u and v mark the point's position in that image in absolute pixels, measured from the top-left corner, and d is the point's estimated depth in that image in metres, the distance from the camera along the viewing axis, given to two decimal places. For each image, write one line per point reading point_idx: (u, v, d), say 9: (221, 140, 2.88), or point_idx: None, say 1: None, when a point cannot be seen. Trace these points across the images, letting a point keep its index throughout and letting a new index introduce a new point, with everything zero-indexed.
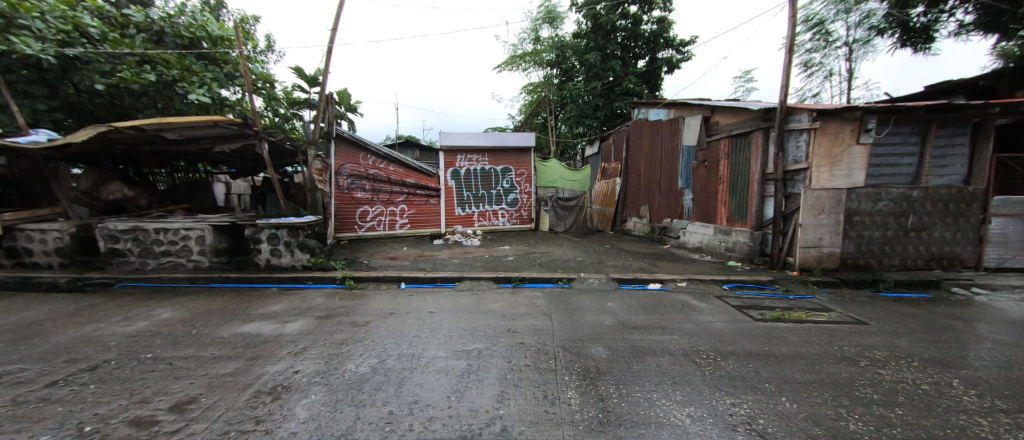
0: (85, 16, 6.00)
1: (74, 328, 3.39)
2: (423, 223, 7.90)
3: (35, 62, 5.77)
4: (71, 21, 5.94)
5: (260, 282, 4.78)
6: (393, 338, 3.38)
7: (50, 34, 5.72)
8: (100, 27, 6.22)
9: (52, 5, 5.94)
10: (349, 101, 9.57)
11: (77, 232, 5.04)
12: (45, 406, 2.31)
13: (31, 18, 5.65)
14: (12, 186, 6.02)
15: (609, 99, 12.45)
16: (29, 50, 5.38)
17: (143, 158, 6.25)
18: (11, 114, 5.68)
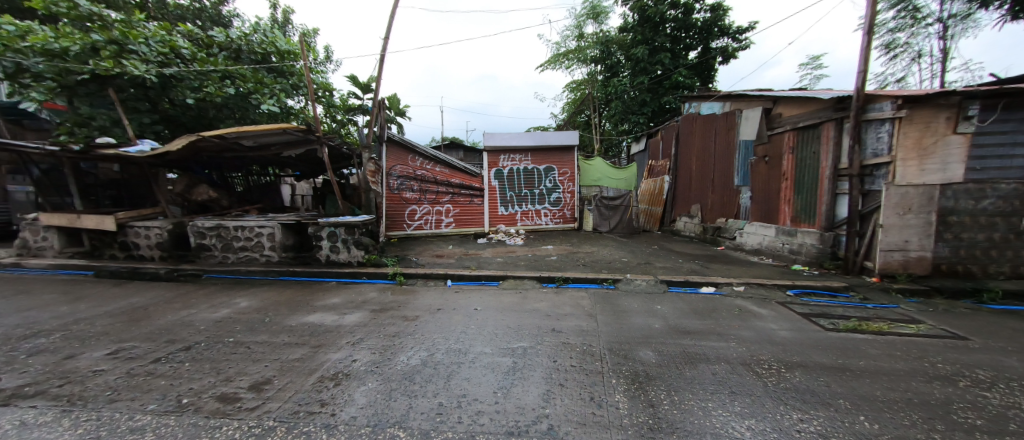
0: (179, 39, 6.80)
1: (171, 313, 3.89)
2: (467, 222, 8.10)
3: (141, 81, 6.68)
4: (169, 44, 6.78)
5: (322, 276, 5.17)
6: (442, 333, 3.50)
7: (153, 56, 6.58)
8: (190, 48, 7.04)
9: (153, 31, 6.81)
10: (399, 106, 10.05)
11: (173, 229, 5.76)
12: (152, 379, 2.68)
13: (138, 43, 6.53)
14: (123, 189, 7.02)
15: (658, 93, 11.90)
16: (137, 71, 6.23)
17: (224, 163, 7.01)
18: (123, 127, 6.62)
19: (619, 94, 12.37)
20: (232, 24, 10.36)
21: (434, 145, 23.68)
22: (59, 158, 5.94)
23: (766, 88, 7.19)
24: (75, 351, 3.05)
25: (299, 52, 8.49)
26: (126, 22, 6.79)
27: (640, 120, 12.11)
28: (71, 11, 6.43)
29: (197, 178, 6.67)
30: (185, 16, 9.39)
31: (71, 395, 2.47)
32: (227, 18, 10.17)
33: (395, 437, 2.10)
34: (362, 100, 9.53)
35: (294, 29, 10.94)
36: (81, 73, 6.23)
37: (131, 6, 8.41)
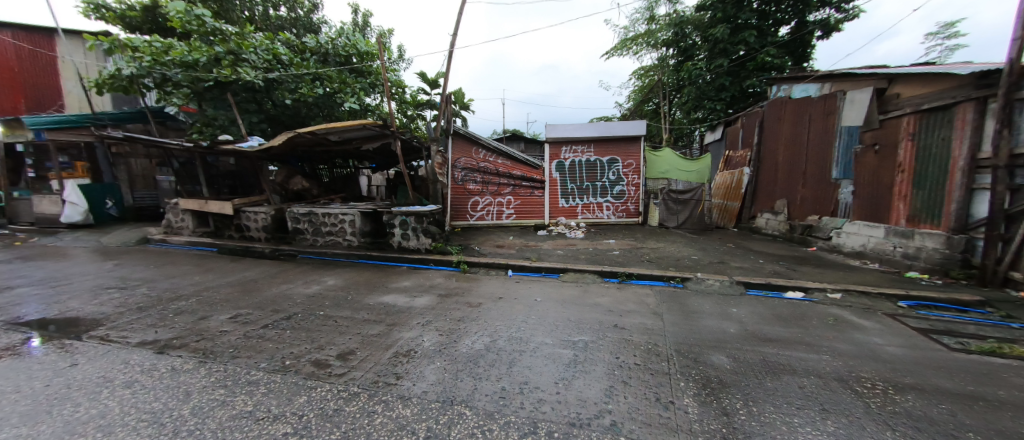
0: (279, 47, 7.72)
1: (273, 286, 4.52)
2: (528, 214, 8.18)
3: (250, 85, 7.71)
4: (272, 52, 7.74)
5: (394, 261, 5.60)
6: (505, 321, 3.60)
7: (261, 63, 7.57)
8: (288, 54, 7.96)
9: (260, 41, 7.80)
10: (464, 99, 10.37)
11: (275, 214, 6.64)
12: (262, 342, 3.16)
13: (249, 52, 7.54)
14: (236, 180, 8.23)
15: (740, 77, 10.71)
16: (248, 76, 7.23)
17: (314, 156, 7.85)
18: (237, 126, 7.74)
19: (693, 80, 11.32)
20: (320, 30, 11.44)
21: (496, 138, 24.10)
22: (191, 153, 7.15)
23: (878, 66, 6.10)
24: (206, 313, 3.70)
25: (377, 52, 9.11)
26: (240, 34, 7.86)
27: (717, 107, 11.01)
28: (200, 28, 7.54)
29: (292, 170, 7.58)
30: (285, 26, 10.62)
31: (207, 348, 3.03)
32: (316, 25, 11.24)
33: (463, 415, 2.23)
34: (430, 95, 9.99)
35: (372, 31, 11.76)
36: (207, 80, 7.37)
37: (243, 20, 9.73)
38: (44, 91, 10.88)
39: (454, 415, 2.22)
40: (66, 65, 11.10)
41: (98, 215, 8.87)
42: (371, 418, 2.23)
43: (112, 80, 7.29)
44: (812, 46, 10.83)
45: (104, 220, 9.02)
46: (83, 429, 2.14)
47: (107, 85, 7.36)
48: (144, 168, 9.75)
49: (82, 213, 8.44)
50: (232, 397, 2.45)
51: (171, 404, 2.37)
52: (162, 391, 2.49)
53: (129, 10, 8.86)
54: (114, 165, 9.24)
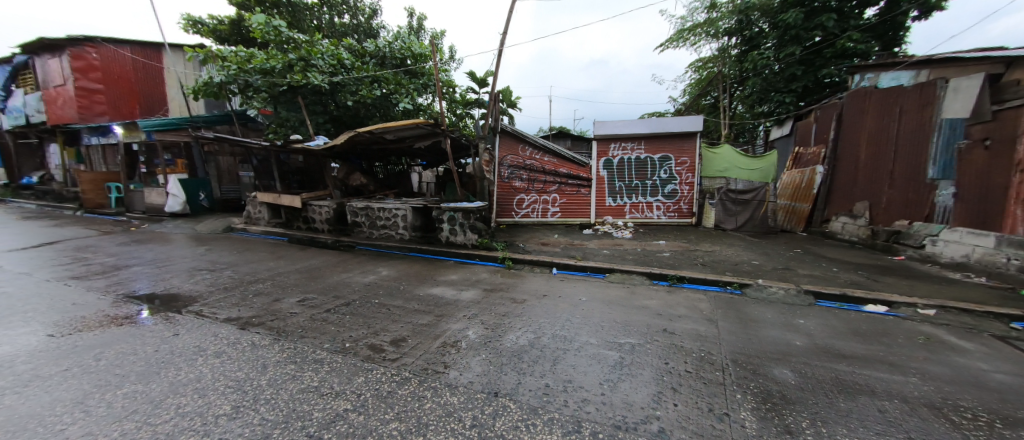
0: (343, 52, 8.29)
1: (334, 274, 4.90)
2: (573, 212, 8.08)
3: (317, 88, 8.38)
4: (336, 57, 8.34)
5: (442, 255, 5.82)
6: (549, 318, 3.60)
7: (327, 68, 8.21)
8: (351, 59, 8.54)
9: (327, 47, 8.43)
10: (511, 97, 10.47)
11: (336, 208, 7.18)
12: (326, 324, 3.46)
13: (317, 58, 8.19)
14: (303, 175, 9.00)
15: (815, 65, 9.54)
16: (316, 81, 7.86)
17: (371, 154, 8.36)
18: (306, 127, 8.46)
19: (758, 70, 10.50)
20: (379, 34, 12.10)
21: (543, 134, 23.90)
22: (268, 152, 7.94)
23: (993, 48, 5.64)
24: (279, 295, 4.12)
25: (430, 54, 9.42)
26: (309, 42, 8.55)
27: (787, 100, 9.95)
28: (277, 37, 8.30)
29: (352, 167, 8.14)
30: (348, 32, 11.39)
31: (280, 327, 3.38)
32: (375, 30, 11.90)
33: (507, 407, 2.27)
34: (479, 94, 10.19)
35: (426, 34, 12.21)
36: (281, 85, 8.12)
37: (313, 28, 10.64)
38: (154, 98, 12.65)
39: (498, 407, 2.27)
40: (171, 75, 12.87)
41: (194, 206, 10.02)
42: (420, 403, 2.35)
43: (206, 87, 8.28)
44: (906, 27, 9.50)
45: (199, 210, 10.19)
46: (184, 390, 2.50)
47: (201, 91, 8.36)
48: (229, 164, 11.01)
49: (181, 204, 9.72)
50: (300, 373, 2.71)
51: (251, 374, 2.67)
52: (244, 362, 2.82)
53: (220, 24, 9.98)
54: (206, 162, 10.55)
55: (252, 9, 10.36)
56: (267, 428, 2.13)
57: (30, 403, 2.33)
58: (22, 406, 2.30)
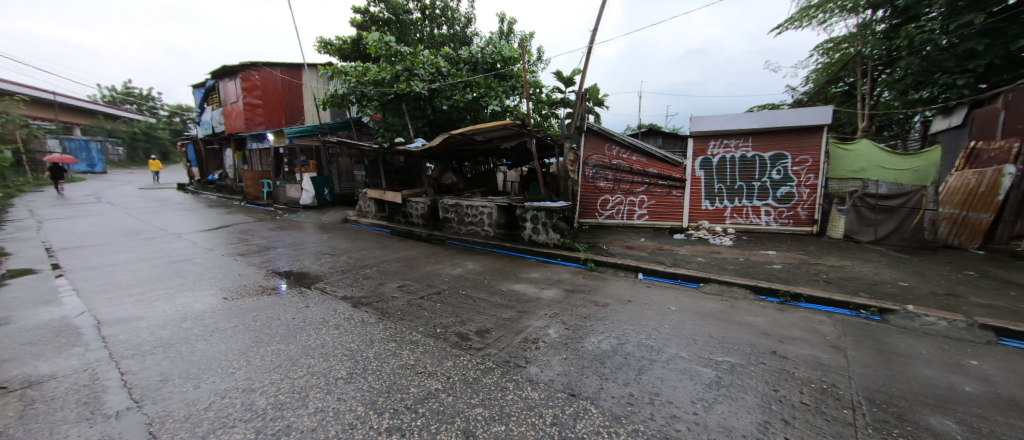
0: (440, 61, 9.01)
1: (427, 264, 5.37)
2: (662, 216, 7.57)
3: (417, 95, 9.24)
4: (435, 66, 9.10)
5: (525, 253, 5.95)
6: (635, 325, 3.43)
7: (427, 76, 9.01)
8: (447, 66, 9.24)
9: (427, 57, 9.23)
10: (598, 95, 10.24)
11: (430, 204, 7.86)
12: (421, 310, 3.82)
13: (419, 67, 9.02)
14: (403, 174, 10.01)
15: (1006, 36, 6.74)
16: (418, 88, 8.69)
17: (461, 154, 8.92)
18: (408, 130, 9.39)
19: (916, 47, 7.69)
20: (472, 41, 12.83)
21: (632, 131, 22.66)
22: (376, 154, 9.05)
23: None
24: (382, 280, 4.67)
25: (519, 56, 9.67)
26: (413, 53, 9.46)
27: (960, 82, 7.18)
28: (387, 52, 9.36)
29: (445, 167, 8.79)
30: (445, 42, 12.29)
31: (384, 309, 3.83)
32: (469, 37, 12.66)
33: (588, 411, 2.24)
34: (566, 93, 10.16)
35: (515, 37, 12.59)
36: (389, 94, 9.15)
37: (416, 41, 11.77)
38: (295, 109, 15.29)
39: (579, 409, 2.25)
40: (307, 88, 15.39)
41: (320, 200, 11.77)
42: (503, 393, 2.45)
43: (332, 99, 9.73)
44: None
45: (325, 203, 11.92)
46: (312, 353, 2.99)
47: (328, 102, 9.85)
48: (346, 165, 12.81)
49: (311, 197, 11.57)
50: (399, 350, 3.04)
51: (361, 347, 3.09)
52: (357, 336, 3.27)
53: (343, 44, 11.66)
54: (330, 163, 12.47)
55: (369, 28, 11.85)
56: (373, 395, 2.44)
57: (214, 348, 3.06)
58: (209, 350, 3.02)
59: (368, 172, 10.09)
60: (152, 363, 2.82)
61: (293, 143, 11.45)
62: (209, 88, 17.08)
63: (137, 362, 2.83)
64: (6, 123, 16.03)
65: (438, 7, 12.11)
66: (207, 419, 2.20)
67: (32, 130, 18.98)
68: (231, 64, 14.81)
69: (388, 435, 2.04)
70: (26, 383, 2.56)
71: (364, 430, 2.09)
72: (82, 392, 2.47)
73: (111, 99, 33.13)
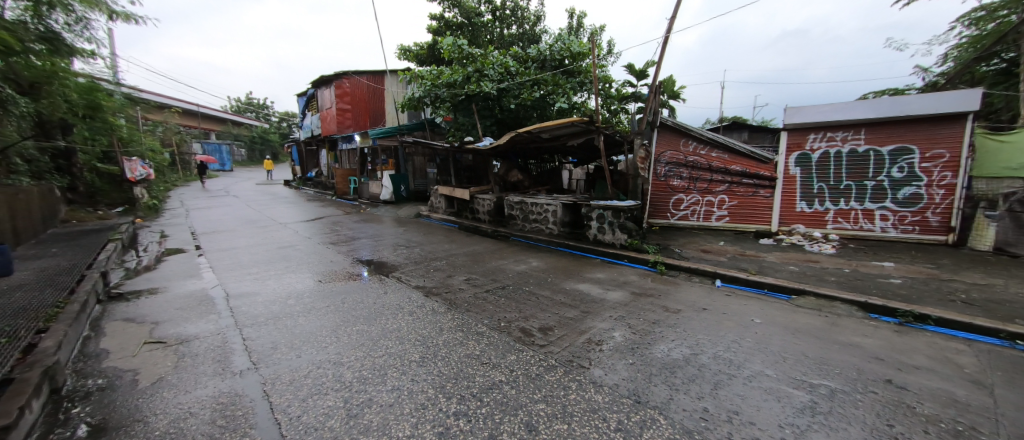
0: (510, 60, 9.21)
1: (493, 260, 5.55)
2: (746, 218, 6.87)
3: (487, 95, 9.55)
4: (504, 66, 9.34)
5: (589, 253, 5.84)
6: (711, 335, 3.18)
7: (497, 75, 9.27)
8: (516, 65, 9.42)
9: (497, 57, 9.49)
10: (673, 87, 9.64)
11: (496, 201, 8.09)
12: (486, 303, 3.97)
13: (489, 68, 9.32)
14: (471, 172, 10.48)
15: None
16: (487, 88, 8.99)
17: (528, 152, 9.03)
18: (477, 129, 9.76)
19: None
20: (540, 39, 12.90)
21: (712, 125, 20.80)
22: (448, 153, 9.58)
23: None
24: (451, 273, 4.94)
25: (588, 51, 9.52)
26: (483, 55, 9.79)
27: None
28: (460, 54, 9.80)
29: (511, 164, 8.98)
30: (514, 41, 12.50)
31: (452, 300, 4.05)
32: (538, 35, 12.74)
33: (656, 421, 2.12)
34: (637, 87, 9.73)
35: (585, 32, 12.37)
36: (460, 95, 9.59)
37: (486, 42, 12.15)
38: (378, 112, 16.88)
39: (646, 418, 2.15)
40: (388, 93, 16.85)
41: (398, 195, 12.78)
42: (566, 392, 2.43)
43: (409, 102, 10.46)
44: None
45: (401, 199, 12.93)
46: (390, 336, 3.28)
47: (405, 105, 10.62)
48: (420, 164, 13.76)
49: (389, 193, 12.71)
50: (466, 340, 3.19)
51: (431, 334, 3.30)
52: (428, 323, 3.51)
53: (420, 50, 12.49)
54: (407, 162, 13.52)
55: (443, 33, 12.51)
56: (442, 380, 2.60)
57: (312, 324, 3.52)
58: (307, 325, 3.49)
59: (440, 170, 10.75)
60: (266, 332, 3.34)
61: (376, 143, 12.64)
62: (310, 96, 19.55)
63: (255, 330, 3.38)
64: (166, 131, 20.09)
65: (508, 7, 12.35)
66: (306, 385, 2.55)
67: (185, 136, 23.53)
68: (328, 74, 16.80)
69: (455, 418, 2.17)
70: (180, 340, 3.20)
71: (434, 412, 2.24)
72: (218, 351, 3.03)
73: (238, 108, 39.61)
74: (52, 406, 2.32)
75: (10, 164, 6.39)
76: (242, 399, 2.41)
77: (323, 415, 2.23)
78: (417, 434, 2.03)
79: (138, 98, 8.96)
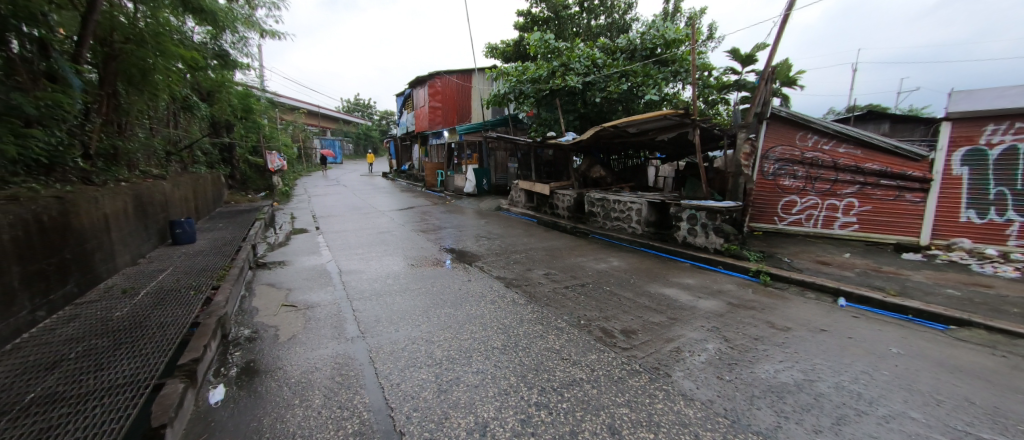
0: (597, 52, 8.97)
1: (571, 256, 5.51)
2: (882, 227, 5.79)
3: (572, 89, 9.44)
4: (591, 58, 9.12)
5: (677, 256, 5.47)
6: (832, 362, 2.73)
7: (583, 69, 9.09)
8: (603, 58, 9.17)
9: (583, 50, 9.31)
10: (789, 72, 8.46)
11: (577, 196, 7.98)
12: (565, 299, 3.96)
13: (575, 61, 9.18)
14: (552, 167, 10.53)
15: None
16: (573, 82, 8.88)
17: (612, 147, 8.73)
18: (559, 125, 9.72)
19: None
20: (630, 27, 12.34)
21: (837, 116, 17.69)
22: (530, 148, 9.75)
23: None
24: (529, 266, 5.02)
25: (685, 38, 8.80)
26: (570, 48, 9.68)
27: None
28: (546, 49, 9.80)
29: (593, 160, 8.77)
30: (601, 32, 12.13)
31: (532, 293, 4.13)
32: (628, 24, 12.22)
33: None
34: (742, 74, 8.74)
35: (682, 16, 11.47)
36: (545, 90, 9.63)
37: (572, 35, 11.97)
38: (464, 108, 17.76)
39: None
40: (474, 90, 17.64)
41: (478, 189, 13.36)
42: (652, 401, 2.32)
43: (494, 98, 10.83)
44: None
45: (482, 191, 13.51)
46: (474, 321, 3.46)
47: (491, 101, 11.00)
48: (501, 158, 14.19)
49: (473, 186, 13.35)
50: (546, 334, 3.23)
51: (512, 324, 3.41)
52: (510, 313, 3.63)
53: (506, 47, 12.80)
54: (488, 156, 14.07)
55: (529, 28, 12.64)
56: (523, 369, 2.67)
57: (406, 303, 3.89)
58: (404, 304, 3.87)
59: (521, 165, 10.98)
60: (371, 306, 3.80)
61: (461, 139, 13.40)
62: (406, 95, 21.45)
63: (362, 304, 3.85)
64: (295, 130, 23.97)
65: None
66: (404, 357, 2.83)
67: (309, 133, 27.77)
68: (423, 74, 18.24)
69: (537, 409, 2.21)
70: (307, 305, 3.80)
71: (516, 399, 2.31)
72: (335, 318, 3.52)
73: (346, 108, 45.22)
74: (222, 347, 2.95)
75: (196, 156, 8.24)
76: (353, 361, 2.77)
77: (418, 387, 2.45)
78: (502, 418, 2.12)
79: (277, 102, 10.80)
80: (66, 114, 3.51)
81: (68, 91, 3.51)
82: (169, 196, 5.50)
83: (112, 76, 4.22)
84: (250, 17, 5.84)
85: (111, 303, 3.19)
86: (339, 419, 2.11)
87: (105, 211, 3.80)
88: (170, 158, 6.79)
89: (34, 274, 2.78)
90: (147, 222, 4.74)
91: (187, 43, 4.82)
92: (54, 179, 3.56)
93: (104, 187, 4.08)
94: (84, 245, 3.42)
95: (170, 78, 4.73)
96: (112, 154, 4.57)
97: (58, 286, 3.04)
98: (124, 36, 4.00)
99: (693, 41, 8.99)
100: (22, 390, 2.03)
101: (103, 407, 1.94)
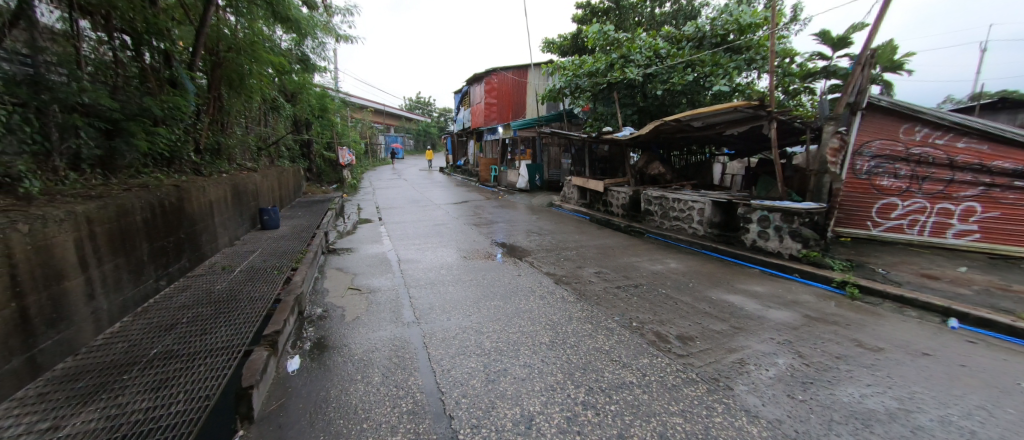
0: (661, 42, 8.49)
1: (624, 256, 5.31)
2: (1013, 237, 4.85)
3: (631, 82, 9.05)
4: (653, 48, 8.66)
5: (744, 261, 5.03)
6: (937, 392, 2.34)
7: (643, 60, 8.68)
8: (667, 47, 8.67)
9: (645, 40, 8.87)
10: (894, 55, 7.30)
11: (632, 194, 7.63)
12: (616, 300, 3.84)
13: (635, 52, 8.78)
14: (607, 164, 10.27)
15: None
16: (633, 74, 8.49)
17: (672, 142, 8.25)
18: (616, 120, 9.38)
19: None
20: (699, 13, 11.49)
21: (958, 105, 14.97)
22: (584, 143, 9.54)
23: None
24: (580, 264, 4.94)
25: (763, 22, 8.03)
26: (631, 39, 9.19)
27: None
28: (605, 41, 9.49)
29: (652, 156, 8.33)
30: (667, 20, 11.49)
31: (582, 290, 4.07)
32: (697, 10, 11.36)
33: None
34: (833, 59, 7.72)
35: None
36: (602, 84, 9.34)
37: (634, 25, 11.46)
38: (519, 104, 17.79)
39: None
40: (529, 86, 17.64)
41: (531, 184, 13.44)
42: (710, 412, 2.18)
43: (549, 93, 10.73)
44: None
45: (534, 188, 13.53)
46: (523, 316, 3.50)
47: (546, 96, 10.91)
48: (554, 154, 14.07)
49: (525, 182, 13.44)
50: (595, 333, 3.16)
51: (561, 321, 3.39)
52: (559, 309, 3.62)
53: (563, 41, 12.60)
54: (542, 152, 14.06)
55: (588, 21, 12.34)
56: (570, 367, 2.65)
57: (459, 293, 4.05)
58: (456, 294, 4.02)
59: (574, 161, 10.81)
60: (426, 294, 4.01)
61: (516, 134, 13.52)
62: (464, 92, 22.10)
63: (418, 291, 4.08)
64: (363, 127, 25.91)
65: None
66: (455, 345, 2.95)
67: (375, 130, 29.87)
68: (480, 71, 18.64)
69: (584, 408, 2.19)
70: (369, 289, 4.11)
71: (563, 396, 2.30)
72: (393, 303, 3.77)
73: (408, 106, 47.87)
74: (298, 323, 3.30)
75: (282, 152, 9.30)
76: (409, 345, 2.96)
77: (467, 374, 2.54)
78: (547, 413, 2.13)
79: (348, 101, 11.74)
80: (184, 115, 4.15)
81: (185, 95, 4.13)
82: (259, 187, 6.25)
83: (218, 81, 4.85)
84: (328, 23, 6.39)
85: (214, 278, 3.73)
86: (395, 397, 2.27)
87: (210, 198, 4.42)
88: (261, 153, 7.73)
89: (158, 249, 3.34)
90: (242, 208, 5.44)
91: (276, 49, 5.41)
92: (174, 169, 4.23)
93: (208, 177, 4.74)
94: (194, 227, 4.02)
95: (261, 82, 5.35)
96: (216, 149, 5.30)
97: (175, 260, 3.60)
98: (228, 45, 4.60)
99: (773, 24, 8.16)
100: (148, 345, 2.46)
101: (205, 365, 2.28)
